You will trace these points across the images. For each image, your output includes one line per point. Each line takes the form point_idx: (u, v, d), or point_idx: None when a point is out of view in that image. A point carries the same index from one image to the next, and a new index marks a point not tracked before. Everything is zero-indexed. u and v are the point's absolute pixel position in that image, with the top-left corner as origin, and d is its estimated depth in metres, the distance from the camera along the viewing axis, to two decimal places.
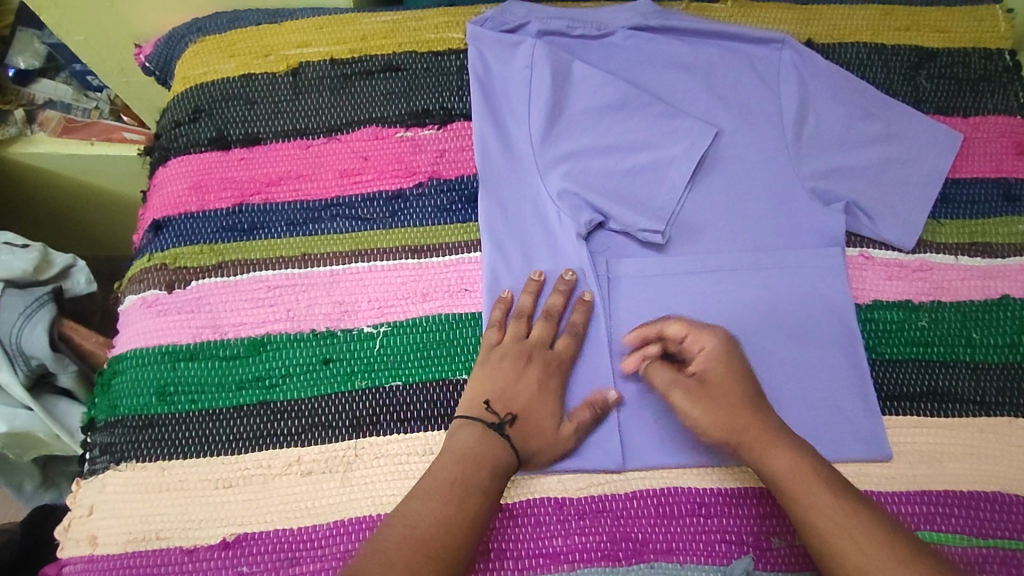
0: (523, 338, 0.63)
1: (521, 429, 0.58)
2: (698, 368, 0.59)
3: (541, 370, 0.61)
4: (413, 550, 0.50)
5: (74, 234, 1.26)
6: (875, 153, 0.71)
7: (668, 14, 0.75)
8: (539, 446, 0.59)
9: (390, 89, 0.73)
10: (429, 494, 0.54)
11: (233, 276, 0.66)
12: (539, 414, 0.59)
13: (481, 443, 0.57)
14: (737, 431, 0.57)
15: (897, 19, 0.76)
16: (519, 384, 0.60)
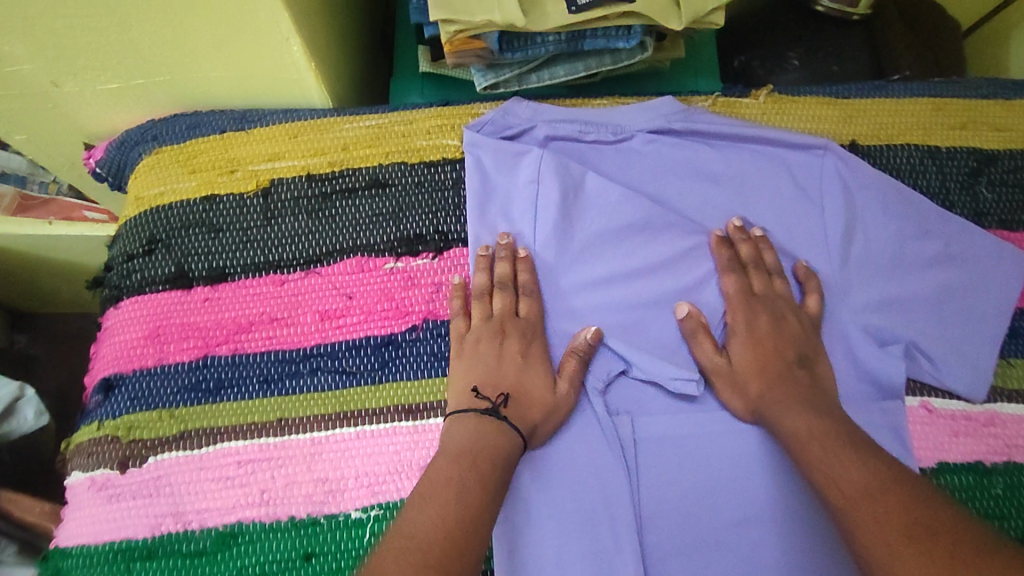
0: (491, 315, 0.59)
1: (519, 408, 0.56)
2: (736, 317, 0.61)
3: (516, 339, 0.59)
4: (407, 553, 0.43)
5: (40, 297, 1.06)
6: (934, 280, 0.62)
7: (694, 113, 0.66)
8: (541, 417, 0.56)
9: (376, 209, 0.63)
10: (430, 493, 0.48)
11: (198, 450, 0.57)
12: (532, 385, 0.57)
13: (476, 437, 0.52)
14: (752, 378, 0.58)
15: (950, 116, 0.67)
16: (501, 368, 0.57)
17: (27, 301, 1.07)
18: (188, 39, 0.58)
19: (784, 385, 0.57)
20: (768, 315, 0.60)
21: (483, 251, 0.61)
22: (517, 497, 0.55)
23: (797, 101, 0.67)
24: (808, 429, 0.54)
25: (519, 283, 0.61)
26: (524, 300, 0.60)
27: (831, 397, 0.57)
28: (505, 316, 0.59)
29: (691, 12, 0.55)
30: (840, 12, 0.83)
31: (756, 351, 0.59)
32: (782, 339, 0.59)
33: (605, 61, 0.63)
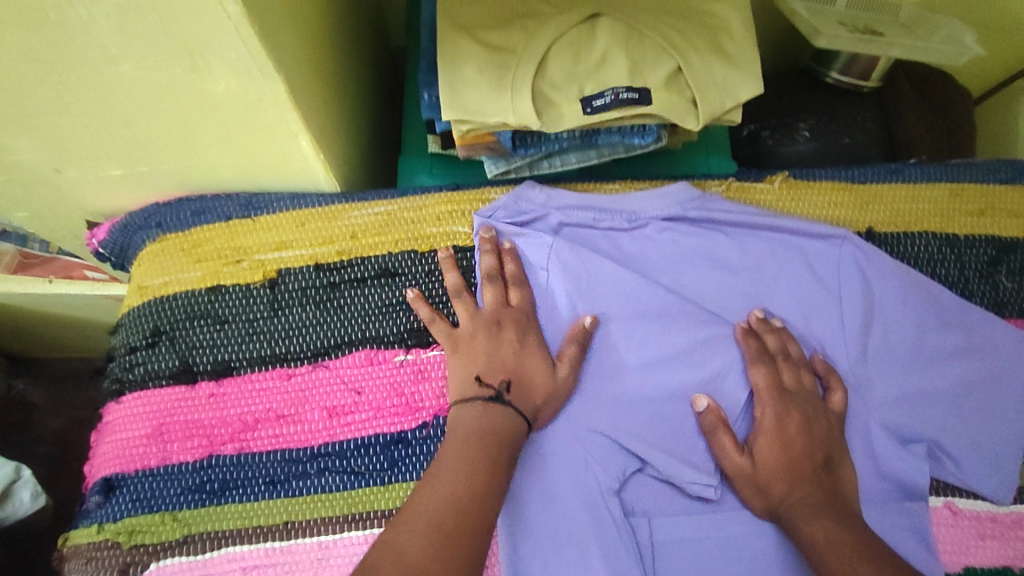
0: (482, 313, 0.59)
1: (520, 392, 0.55)
2: (764, 412, 0.59)
3: (514, 331, 0.58)
4: (430, 540, 0.45)
5: (33, 343, 1.01)
6: (956, 373, 0.61)
7: (710, 200, 0.65)
8: (542, 400, 0.56)
9: (386, 300, 0.62)
10: (442, 479, 0.49)
11: (201, 555, 0.55)
12: (532, 371, 0.57)
13: (482, 419, 0.53)
14: (779, 484, 0.56)
15: (968, 202, 0.68)
16: (500, 352, 0.57)
17: (21, 347, 1.02)
18: (198, 134, 0.57)
19: (806, 485, 0.55)
20: (800, 415, 0.58)
21: (446, 254, 0.63)
22: (518, 549, 0.54)
23: (813, 186, 0.68)
24: (835, 542, 0.51)
25: (507, 274, 0.61)
26: (517, 290, 0.61)
27: (851, 505, 0.55)
28: (501, 309, 0.59)
29: (708, 112, 0.55)
30: (851, 84, 0.84)
31: (787, 450, 0.57)
32: (812, 442, 0.57)
33: (618, 152, 0.62)
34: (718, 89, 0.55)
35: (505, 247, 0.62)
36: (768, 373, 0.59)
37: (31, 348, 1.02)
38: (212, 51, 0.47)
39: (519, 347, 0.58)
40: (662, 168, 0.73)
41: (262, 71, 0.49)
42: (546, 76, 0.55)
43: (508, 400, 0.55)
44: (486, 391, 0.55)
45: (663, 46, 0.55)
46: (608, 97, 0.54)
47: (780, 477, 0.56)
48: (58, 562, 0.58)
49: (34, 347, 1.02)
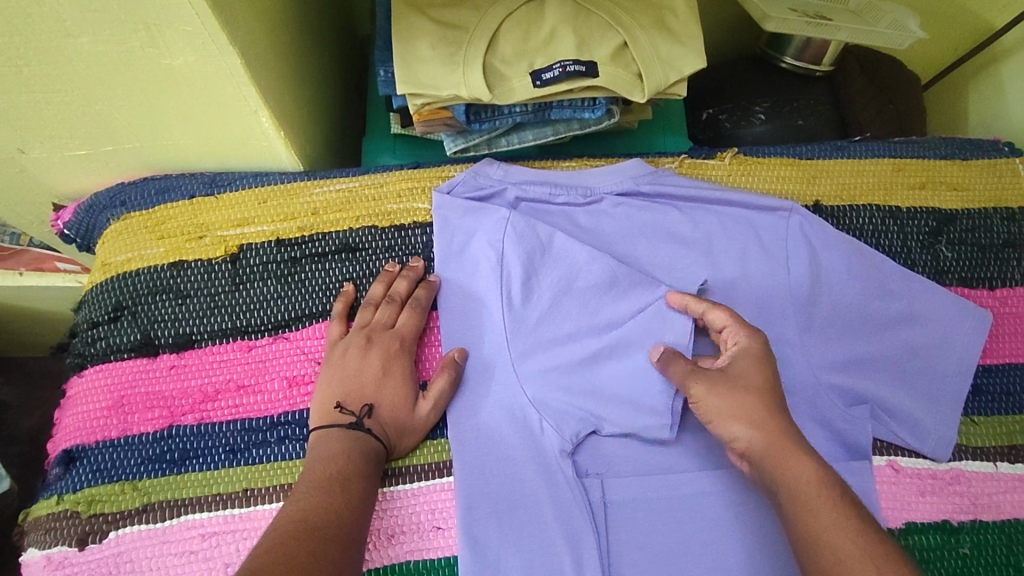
0: (364, 326, 0.60)
1: (378, 420, 0.56)
2: (740, 367, 0.55)
3: (385, 350, 0.59)
4: (288, 529, 0.47)
5: (6, 340, 1.02)
6: (896, 340, 0.63)
7: (662, 175, 0.67)
8: (395, 434, 0.56)
9: (346, 275, 0.64)
10: (317, 488, 0.51)
11: (160, 523, 0.55)
12: (389, 399, 0.57)
13: (348, 438, 0.54)
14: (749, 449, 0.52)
15: (910, 176, 0.70)
16: (363, 375, 0.58)
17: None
18: (157, 111, 0.58)
19: (787, 423, 0.52)
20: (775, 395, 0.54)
21: (390, 268, 0.63)
22: (472, 508, 0.55)
23: (762, 162, 0.70)
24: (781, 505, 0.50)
25: (411, 298, 0.62)
26: (406, 313, 0.61)
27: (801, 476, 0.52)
28: (378, 328, 0.60)
29: (653, 85, 0.57)
30: (804, 69, 0.86)
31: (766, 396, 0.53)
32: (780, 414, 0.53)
33: (573, 127, 0.64)
34: (662, 64, 0.58)
35: (392, 275, 0.63)
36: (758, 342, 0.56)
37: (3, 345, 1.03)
38: (167, 25, 0.48)
39: (386, 365, 0.59)
40: (621, 147, 0.75)
41: (217, 44, 0.50)
42: (497, 53, 0.57)
43: (368, 425, 0.55)
44: (345, 417, 0.56)
45: (609, 23, 0.57)
46: (556, 71, 0.56)
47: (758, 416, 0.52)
48: (18, 536, 0.58)
49: (6, 344, 1.03)
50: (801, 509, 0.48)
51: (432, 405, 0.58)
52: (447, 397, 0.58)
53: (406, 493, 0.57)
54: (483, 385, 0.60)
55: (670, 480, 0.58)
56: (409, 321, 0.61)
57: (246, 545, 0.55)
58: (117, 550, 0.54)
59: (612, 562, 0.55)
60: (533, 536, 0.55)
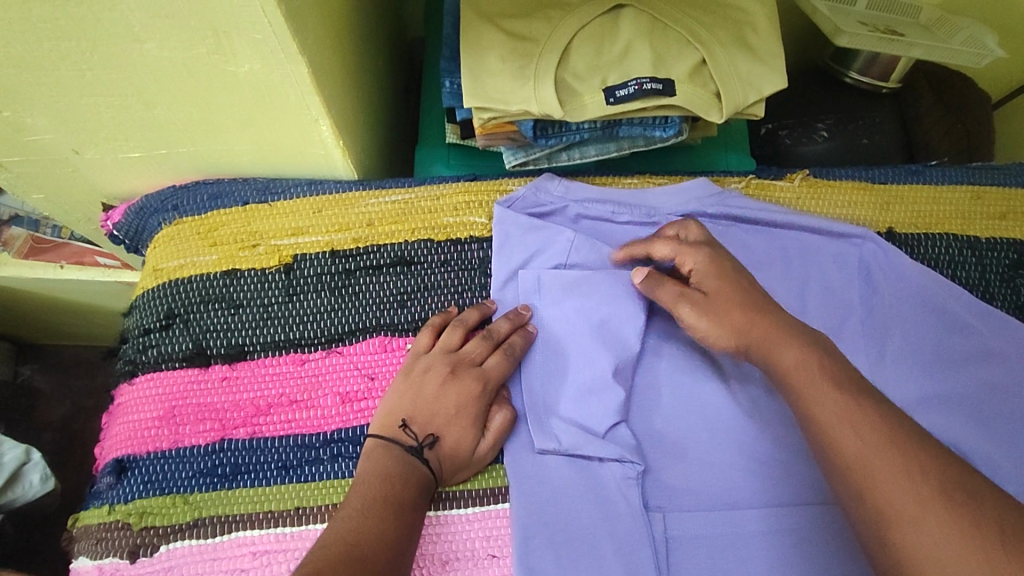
0: (450, 356, 0.57)
1: (438, 451, 0.54)
2: (712, 285, 0.55)
3: (467, 389, 0.56)
4: (339, 558, 0.45)
5: (41, 329, 1.01)
6: (972, 378, 0.60)
7: (728, 197, 0.64)
8: (451, 469, 0.54)
9: (400, 289, 0.62)
10: (369, 513, 0.49)
11: (212, 539, 0.54)
12: (456, 434, 0.55)
13: (398, 462, 0.53)
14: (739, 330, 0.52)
15: (989, 205, 0.67)
16: (436, 405, 0.55)
17: (29, 333, 1.03)
18: (216, 118, 0.57)
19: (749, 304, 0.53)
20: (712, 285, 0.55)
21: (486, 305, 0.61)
22: (527, 538, 0.53)
23: (833, 185, 0.67)
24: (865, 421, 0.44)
25: (501, 337, 0.59)
26: (495, 355, 0.58)
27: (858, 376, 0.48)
28: (465, 360, 0.57)
29: (731, 106, 0.55)
30: (871, 85, 0.83)
31: (728, 305, 0.53)
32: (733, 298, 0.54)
33: (638, 144, 0.61)
34: (742, 83, 0.55)
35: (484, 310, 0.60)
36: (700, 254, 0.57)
37: (39, 333, 1.03)
38: (238, 32, 0.46)
39: (465, 402, 0.55)
40: (681, 163, 0.73)
41: (286, 54, 0.49)
42: (569, 67, 0.55)
43: (428, 456, 0.54)
44: (407, 437, 0.54)
45: (687, 39, 0.55)
46: (631, 88, 0.54)
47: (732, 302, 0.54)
48: (67, 543, 0.58)
49: (42, 333, 1.03)
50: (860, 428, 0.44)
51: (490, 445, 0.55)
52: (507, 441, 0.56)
53: (458, 518, 0.55)
54: (539, 414, 0.58)
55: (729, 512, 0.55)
56: (496, 360, 0.58)
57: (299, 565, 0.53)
58: (168, 564, 0.54)
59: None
60: (590, 570, 0.53)
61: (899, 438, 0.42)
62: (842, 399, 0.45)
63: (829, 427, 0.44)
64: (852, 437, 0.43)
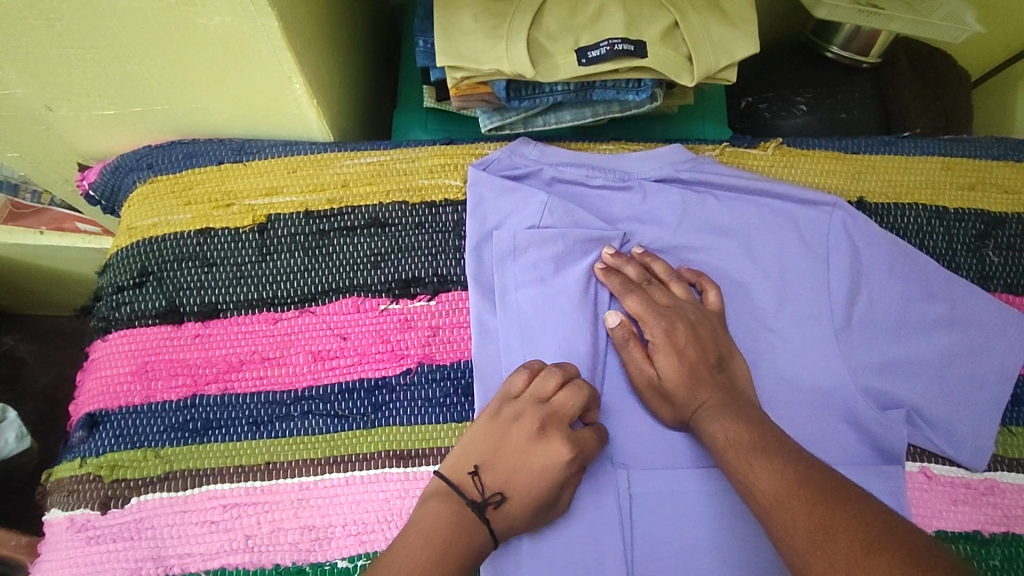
0: (544, 403, 0.54)
1: (505, 511, 0.51)
2: (663, 366, 0.57)
3: (559, 449, 0.53)
4: None
5: (23, 296, 1.01)
6: (937, 343, 0.60)
7: (703, 162, 0.65)
8: (527, 520, 0.52)
9: (374, 249, 0.62)
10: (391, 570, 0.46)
11: (183, 491, 0.55)
12: (522, 486, 0.52)
13: (454, 532, 0.49)
14: (682, 397, 0.56)
15: (960, 176, 0.68)
16: (501, 456, 0.53)
17: (11, 301, 1.02)
18: (189, 74, 0.57)
19: (696, 371, 0.56)
20: (670, 366, 0.56)
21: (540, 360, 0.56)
22: None
23: (806, 154, 0.68)
24: (781, 482, 0.47)
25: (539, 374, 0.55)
26: (569, 391, 0.54)
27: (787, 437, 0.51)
28: (556, 414, 0.54)
29: (702, 69, 0.55)
30: (850, 59, 0.83)
31: (671, 367, 0.56)
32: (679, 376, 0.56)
33: (613, 109, 0.62)
34: (714, 47, 0.55)
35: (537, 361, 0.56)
36: (667, 324, 0.58)
37: (21, 301, 1.02)
38: None
39: (551, 466, 0.52)
40: (659, 132, 0.73)
41: (256, 7, 0.49)
42: (542, 27, 0.55)
43: (490, 515, 0.51)
44: (475, 490, 0.52)
45: (660, 2, 0.55)
46: (603, 49, 0.54)
47: (675, 377, 0.56)
48: (42, 496, 0.58)
49: (24, 301, 1.02)
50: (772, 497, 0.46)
51: (530, 504, 0.52)
52: (546, 495, 0.52)
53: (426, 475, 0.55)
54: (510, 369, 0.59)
55: (692, 472, 0.57)
56: (568, 402, 0.54)
57: (269, 519, 0.54)
58: (138, 516, 0.54)
59: (635, 554, 0.54)
60: (554, 524, 0.54)
61: (810, 494, 0.45)
62: (775, 467, 0.48)
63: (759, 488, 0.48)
64: (775, 494, 0.46)
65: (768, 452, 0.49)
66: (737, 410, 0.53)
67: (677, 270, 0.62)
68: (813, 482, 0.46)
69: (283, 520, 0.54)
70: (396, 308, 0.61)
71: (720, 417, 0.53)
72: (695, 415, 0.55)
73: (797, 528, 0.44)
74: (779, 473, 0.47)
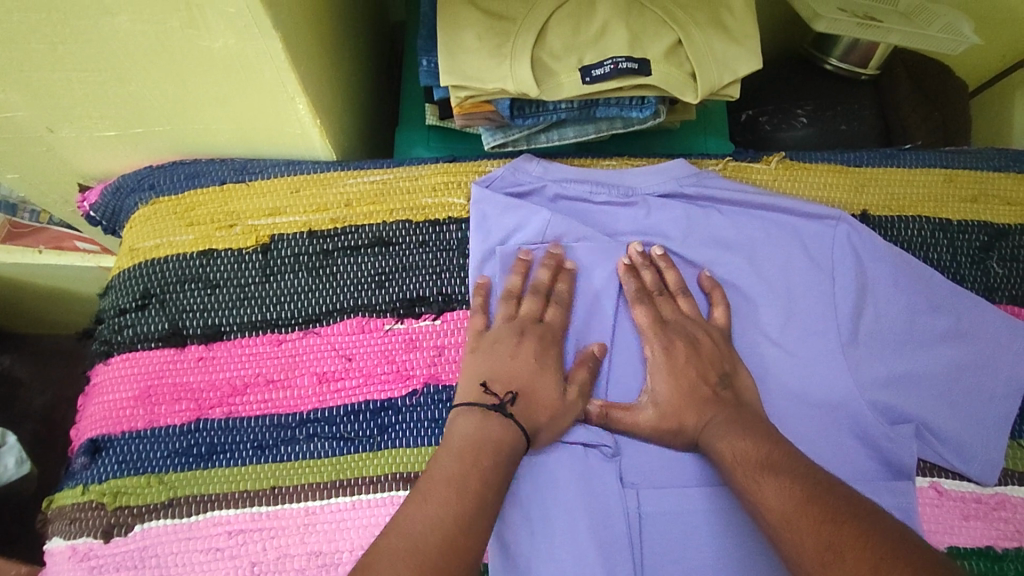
0: (514, 317, 0.58)
1: (522, 406, 0.54)
2: (663, 387, 0.57)
3: (544, 340, 0.57)
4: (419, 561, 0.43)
5: (20, 315, 1.00)
6: (944, 357, 0.60)
7: (705, 177, 0.65)
8: (547, 419, 0.54)
9: (379, 269, 0.62)
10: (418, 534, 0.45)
11: (188, 518, 0.54)
12: (537, 386, 0.55)
13: (479, 434, 0.51)
14: (690, 414, 0.55)
15: (962, 188, 0.68)
16: (513, 362, 0.56)
17: (8, 320, 1.01)
18: (191, 95, 0.57)
19: (700, 390, 0.56)
20: (675, 383, 0.57)
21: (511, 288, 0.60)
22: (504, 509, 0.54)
23: (809, 168, 0.68)
24: (792, 501, 0.46)
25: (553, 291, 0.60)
26: (553, 309, 0.59)
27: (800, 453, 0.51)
28: (555, 328, 0.58)
29: (706, 86, 0.55)
30: (849, 72, 0.84)
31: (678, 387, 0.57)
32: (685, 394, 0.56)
33: (616, 125, 0.61)
34: (718, 64, 0.55)
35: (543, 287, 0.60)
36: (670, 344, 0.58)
37: (18, 320, 1.01)
38: (209, 5, 0.46)
39: (538, 357, 0.56)
40: (661, 147, 0.73)
41: (259, 29, 0.48)
42: (545, 46, 0.55)
43: (511, 412, 0.53)
44: (490, 399, 0.54)
45: (663, 19, 0.55)
46: (607, 67, 0.54)
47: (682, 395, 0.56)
48: (42, 524, 0.57)
49: (22, 319, 1.01)
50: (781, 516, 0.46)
51: (541, 401, 0.54)
52: (549, 379, 0.56)
53: None
54: None
55: (702, 490, 0.56)
56: (558, 317, 0.59)
57: (275, 545, 0.53)
58: (142, 545, 0.53)
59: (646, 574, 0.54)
60: (563, 545, 0.53)
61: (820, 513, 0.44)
62: (786, 485, 0.47)
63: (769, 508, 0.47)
64: (785, 512, 0.46)
65: (775, 469, 0.49)
66: (746, 428, 0.53)
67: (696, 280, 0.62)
68: (824, 499, 0.45)
69: (289, 546, 0.53)
70: (401, 328, 0.60)
71: (729, 435, 0.53)
72: (702, 434, 0.55)
73: (807, 550, 0.43)
74: (789, 491, 0.47)
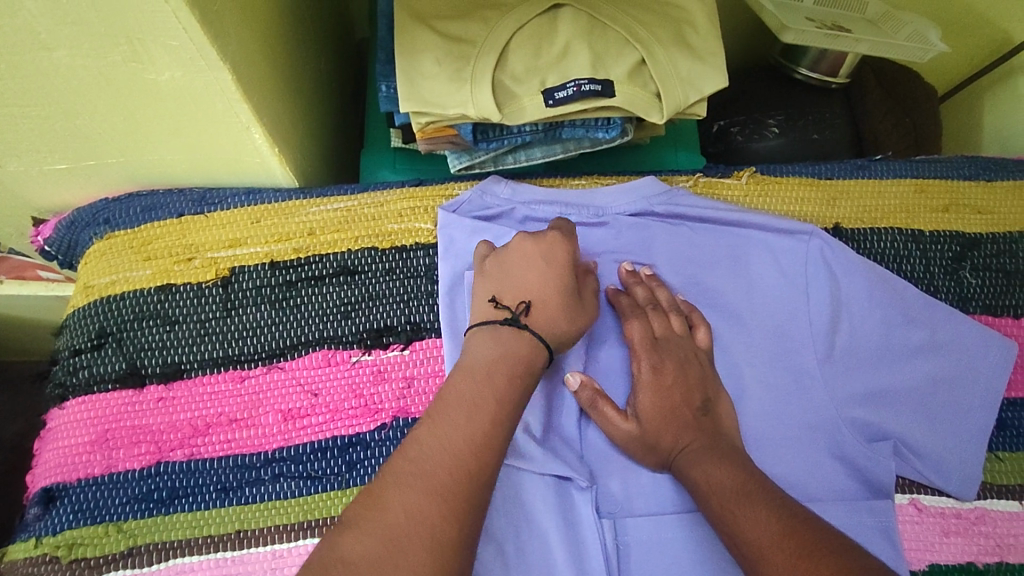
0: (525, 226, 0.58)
1: (535, 317, 0.52)
2: (647, 404, 0.55)
3: (555, 243, 0.56)
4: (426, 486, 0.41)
5: None
6: (920, 370, 0.60)
7: (676, 195, 0.64)
8: (564, 325, 0.53)
9: (344, 299, 0.60)
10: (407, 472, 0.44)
11: (148, 568, 0.52)
12: (544, 290, 0.53)
13: (496, 346, 0.50)
14: (666, 439, 0.54)
15: (933, 198, 0.68)
16: (522, 272, 0.54)
17: None
18: (142, 127, 0.55)
19: (681, 412, 0.55)
20: (656, 406, 0.55)
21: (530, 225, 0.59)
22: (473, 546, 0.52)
23: (780, 182, 0.67)
24: (771, 535, 0.44)
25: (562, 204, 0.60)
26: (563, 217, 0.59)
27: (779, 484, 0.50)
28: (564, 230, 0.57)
29: (672, 106, 0.54)
30: (818, 80, 0.83)
31: (659, 412, 0.55)
32: (666, 417, 0.55)
33: (584, 146, 0.60)
34: (683, 83, 0.54)
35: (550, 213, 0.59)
36: (652, 365, 0.56)
37: None
38: (152, 39, 0.44)
39: (548, 258, 0.55)
40: (635, 162, 0.73)
41: (207, 62, 0.47)
42: (506, 69, 0.54)
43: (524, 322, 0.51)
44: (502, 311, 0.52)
45: (626, 39, 0.54)
46: (570, 89, 0.53)
47: (659, 421, 0.55)
48: None
49: None
50: (759, 550, 0.44)
51: (553, 305, 0.53)
52: (563, 282, 0.54)
53: None
54: None
55: (680, 516, 0.55)
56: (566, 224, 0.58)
57: None
58: None
59: None
60: None
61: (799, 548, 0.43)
62: (765, 517, 0.46)
63: (748, 542, 0.45)
64: (765, 546, 0.44)
65: (751, 499, 0.48)
66: (723, 455, 0.52)
67: (674, 301, 0.61)
68: (801, 530, 0.44)
69: None
70: (368, 360, 0.59)
71: (706, 463, 0.51)
72: (679, 461, 0.53)
73: None
74: (768, 524, 0.45)
